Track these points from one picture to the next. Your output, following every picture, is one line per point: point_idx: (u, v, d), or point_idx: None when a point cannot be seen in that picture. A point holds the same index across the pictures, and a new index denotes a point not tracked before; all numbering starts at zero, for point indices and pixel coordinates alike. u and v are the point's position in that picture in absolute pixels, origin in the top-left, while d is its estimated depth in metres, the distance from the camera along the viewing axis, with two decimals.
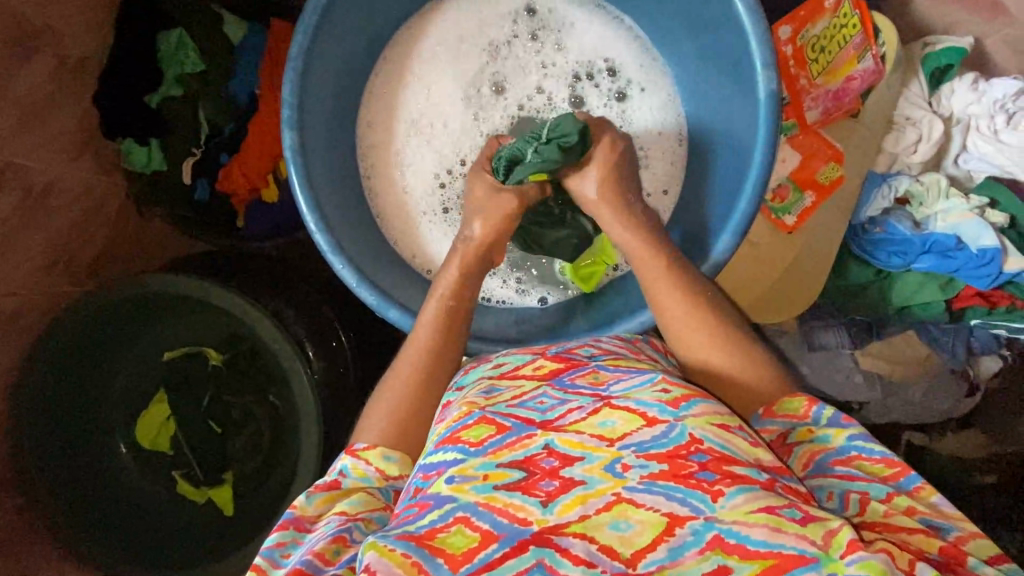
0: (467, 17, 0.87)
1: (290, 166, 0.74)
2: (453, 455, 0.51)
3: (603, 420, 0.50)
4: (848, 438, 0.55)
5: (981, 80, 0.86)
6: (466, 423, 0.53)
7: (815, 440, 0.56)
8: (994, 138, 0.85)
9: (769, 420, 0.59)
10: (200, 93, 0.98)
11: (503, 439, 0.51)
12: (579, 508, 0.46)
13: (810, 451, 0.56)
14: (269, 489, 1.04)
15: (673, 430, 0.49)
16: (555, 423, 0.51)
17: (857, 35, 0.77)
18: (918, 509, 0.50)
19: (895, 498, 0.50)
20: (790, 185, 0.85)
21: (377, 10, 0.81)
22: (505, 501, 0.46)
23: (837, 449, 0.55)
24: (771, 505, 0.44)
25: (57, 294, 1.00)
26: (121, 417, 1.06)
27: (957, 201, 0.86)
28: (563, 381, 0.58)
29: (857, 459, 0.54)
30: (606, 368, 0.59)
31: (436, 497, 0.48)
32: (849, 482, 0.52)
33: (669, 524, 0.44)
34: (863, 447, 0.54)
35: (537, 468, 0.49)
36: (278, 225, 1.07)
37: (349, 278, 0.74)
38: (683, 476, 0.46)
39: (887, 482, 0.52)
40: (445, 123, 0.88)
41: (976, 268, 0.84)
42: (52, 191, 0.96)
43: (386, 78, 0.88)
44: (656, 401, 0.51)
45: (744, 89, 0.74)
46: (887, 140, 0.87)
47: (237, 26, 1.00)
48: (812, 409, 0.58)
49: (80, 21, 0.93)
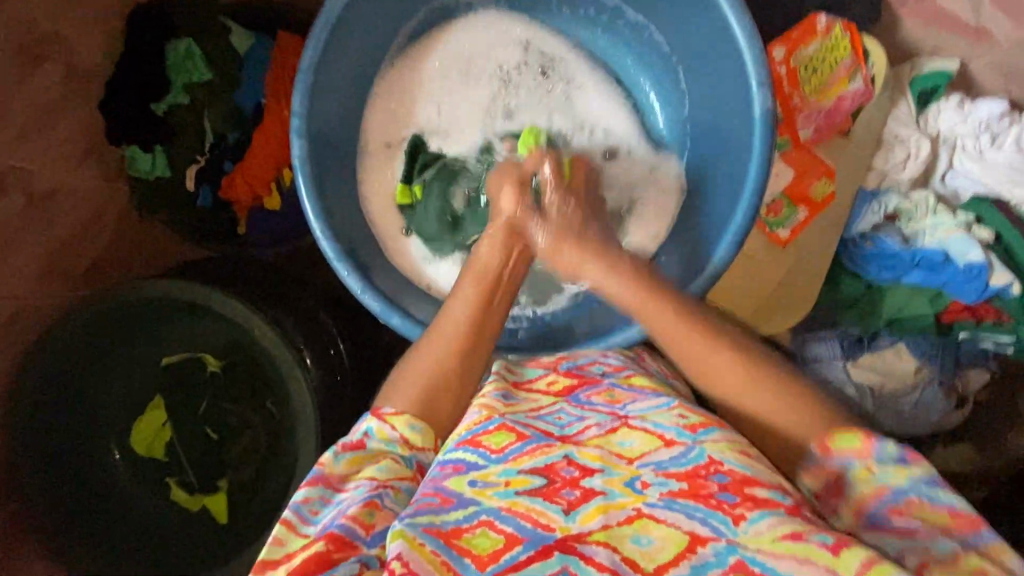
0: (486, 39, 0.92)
1: (298, 173, 0.75)
2: (474, 457, 0.53)
3: (622, 440, 0.56)
4: (910, 480, 0.52)
5: (966, 102, 0.89)
6: (487, 427, 0.56)
7: (874, 477, 0.53)
8: (980, 157, 0.88)
9: (825, 458, 0.55)
10: (207, 102, 0.99)
11: (523, 446, 0.54)
12: (601, 517, 0.48)
13: (867, 492, 0.53)
14: (262, 499, 1.04)
15: (691, 451, 0.53)
16: (574, 438, 0.56)
17: (847, 57, 0.82)
18: (990, 571, 0.46)
19: (964, 557, 0.47)
20: (785, 200, 0.86)
21: (388, 23, 0.83)
22: (528, 507, 0.48)
23: (893, 490, 0.52)
24: (798, 531, 0.45)
25: (55, 299, 1.00)
26: (113, 425, 1.05)
27: (944, 217, 0.87)
28: (578, 398, 0.64)
29: (918, 504, 0.51)
30: (620, 387, 0.65)
31: (459, 496, 0.50)
32: (911, 537, 0.50)
33: (691, 542, 0.46)
34: (926, 491, 0.51)
35: (558, 476, 0.51)
36: (277, 233, 1.08)
37: (354, 284, 0.75)
38: (703, 496, 0.48)
39: (953, 536, 0.49)
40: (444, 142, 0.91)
41: (964, 283, 0.86)
42: (56, 196, 0.96)
43: (397, 85, 0.89)
44: (674, 425, 0.56)
45: (740, 105, 0.76)
46: (877, 158, 0.89)
47: (243, 37, 1.01)
48: (873, 446, 0.54)
49: (91, 30, 0.95)
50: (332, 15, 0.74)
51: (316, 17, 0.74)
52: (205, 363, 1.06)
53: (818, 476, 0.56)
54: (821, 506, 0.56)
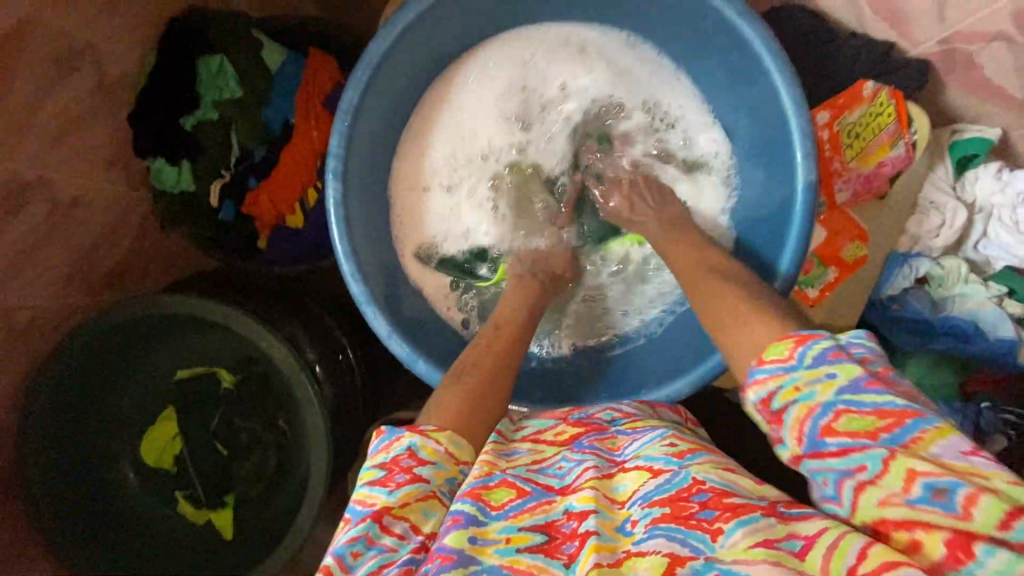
0: (517, 52, 0.87)
1: (331, 212, 0.74)
2: (471, 510, 0.52)
3: (617, 485, 0.56)
4: (834, 390, 0.46)
5: (1005, 170, 0.86)
6: (487, 483, 0.55)
7: (800, 398, 0.48)
8: (1015, 228, 0.85)
9: (760, 370, 0.51)
10: (235, 119, 0.99)
11: (523, 503, 0.54)
12: (593, 556, 0.48)
13: (800, 409, 0.47)
14: (270, 516, 1.05)
15: (677, 476, 0.53)
16: (571, 487, 0.56)
17: (891, 124, 0.79)
18: (919, 472, 0.41)
19: (891, 471, 0.42)
20: (815, 259, 0.85)
21: (438, 52, 0.84)
22: (529, 564, 0.49)
23: (822, 405, 0.46)
24: (770, 538, 0.45)
25: (73, 308, 1.00)
26: (129, 433, 1.06)
27: (976, 287, 0.87)
28: (582, 444, 0.63)
29: (846, 412, 0.45)
30: (623, 432, 0.65)
31: (458, 553, 0.49)
32: (844, 461, 0.45)
33: (670, 563, 0.46)
34: (853, 398, 0.45)
35: (558, 532, 0.52)
36: (298, 252, 1.07)
37: (381, 328, 0.74)
38: (684, 517, 0.48)
39: (880, 439, 0.44)
40: (476, 165, 0.89)
41: (995, 356, 0.84)
42: (80, 205, 0.96)
43: (420, 116, 0.88)
44: (662, 455, 0.56)
45: (783, 167, 0.75)
46: (910, 222, 0.87)
47: (275, 54, 1.00)
48: (797, 348, 0.49)
49: (124, 41, 0.93)
50: (378, 51, 0.74)
51: (361, 54, 0.74)
52: (220, 379, 1.05)
53: (755, 391, 0.51)
54: (766, 434, 0.51)
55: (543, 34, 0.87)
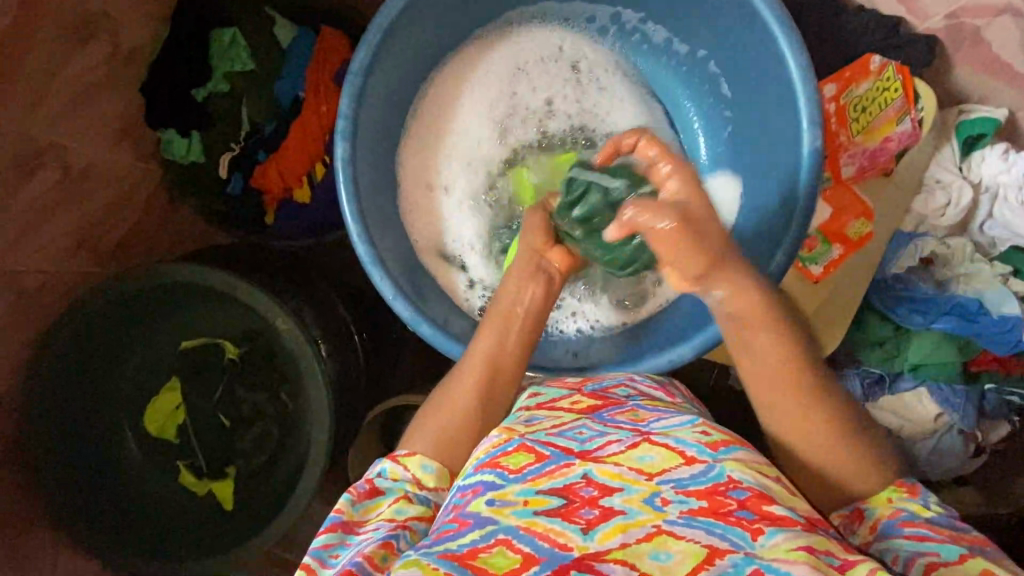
0: (526, 45, 0.90)
1: (339, 174, 0.75)
2: (491, 478, 0.54)
3: (642, 455, 0.55)
4: (922, 509, 0.54)
5: (1011, 151, 0.85)
6: (506, 449, 0.56)
7: (888, 504, 0.55)
8: (1021, 208, 0.86)
9: (849, 491, 0.58)
10: (246, 92, 1.00)
11: (542, 467, 0.54)
12: (620, 536, 0.48)
13: (883, 514, 0.55)
14: (271, 487, 1.06)
15: (712, 469, 0.52)
16: (593, 454, 0.55)
17: (898, 99, 0.80)
18: (996, 574, 0.47)
19: (968, 559, 0.48)
20: (819, 236, 0.85)
21: (441, 28, 0.83)
22: (546, 527, 0.49)
23: (909, 514, 0.54)
24: (812, 546, 0.46)
25: (82, 276, 1.01)
26: (133, 403, 1.07)
27: (981, 266, 0.87)
28: (602, 416, 0.63)
29: (929, 524, 0.53)
30: (644, 408, 0.65)
31: (476, 517, 0.50)
32: (919, 544, 0.51)
33: (709, 554, 0.46)
34: (936, 518, 0.54)
35: (576, 496, 0.52)
36: (304, 227, 1.08)
37: (386, 290, 0.74)
38: (722, 513, 0.49)
39: (960, 544, 0.50)
40: (490, 156, 0.89)
41: (997, 335, 0.84)
42: (90, 173, 0.97)
43: (420, 119, 0.88)
44: (695, 442, 0.56)
45: (787, 139, 0.75)
46: (915, 202, 0.87)
47: (286, 29, 1.01)
48: (898, 488, 0.57)
49: (138, 12, 0.94)
50: (386, 18, 0.74)
51: (370, 21, 0.74)
52: (223, 350, 1.06)
53: (836, 508, 0.58)
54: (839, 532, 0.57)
55: (533, 38, 0.90)
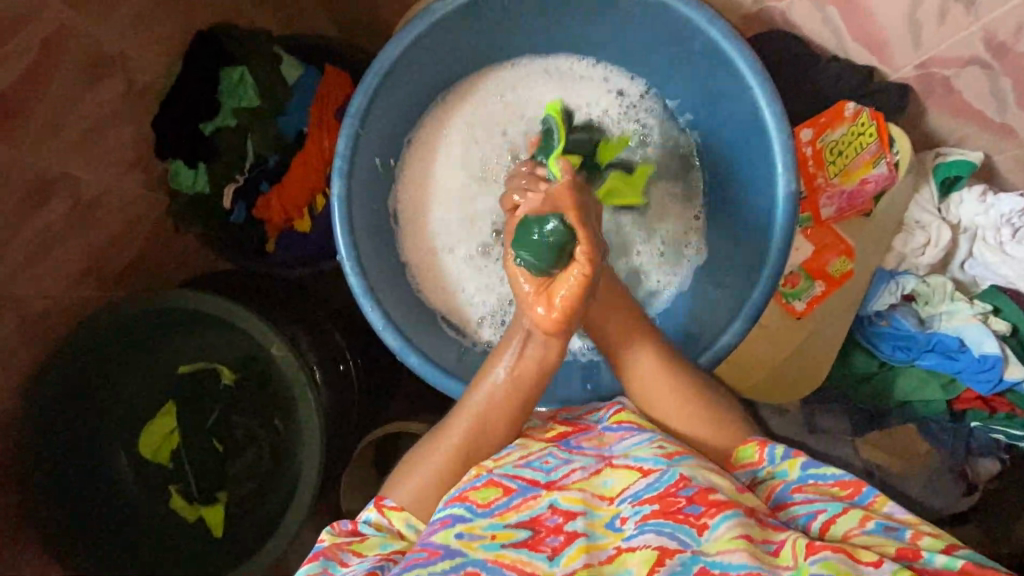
0: (502, 105, 0.92)
1: (334, 207, 0.78)
2: (461, 511, 0.55)
3: (604, 480, 0.57)
4: (801, 468, 0.60)
5: (989, 194, 0.88)
6: (474, 484, 0.57)
7: (775, 476, 0.60)
8: (999, 249, 0.88)
9: (733, 472, 0.63)
10: (252, 127, 1.04)
11: (510, 501, 0.55)
12: (583, 556, 0.50)
13: (772, 486, 0.60)
14: (264, 514, 1.06)
15: (665, 474, 0.54)
16: (558, 483, 0.56)
17: (873, 143, 0.83)
18: (873, 516, 0.54)
19: (851, 510, 0.54)
20: (802, 273, 0.88)
21: (426, 80, 0.86)
22: (513, 558, 0.50)
23: (795, 479, 0.59)
24: (751, 534, 0.49)
25: (84, 300, 1.04)
26: (128, 428, 1.08)
27: (962, 304, 0.88)
28: (569, 443, 0.64)
29: (813, 484, 0.58)
30: (609, 429, 0.65)
31: (445, 548, 0.52)
32: (811, 508, 0.56)
33: (659, 555, 0.48)
34: (817, 473, 0.59)
35: (543, 527, 0.52)
36: (305, 255, 1.11)
37: (376, 321, 0.77)
38: (672, 512, 0.51)
39: (843, 499, 0.56)
40: (488, 211, 0.92)
41: (976, 373, 0.87)
42: (100, 203, 1.00)
43: (419, 153, 0.92)
44: (652, 455, 0.57)
45: (764, 180, 0.77)
46: (895, 240, 0.90)
47: (293, 68, 1.07)
48: (764, 451, 0.62)
49: (152, 51, 0.99)
50: (383, 66, 0.78)
51: (368, 66, 0.78)
52: (219, 374, 1.07)
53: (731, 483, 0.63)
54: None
55: (531, 71, 0.92)
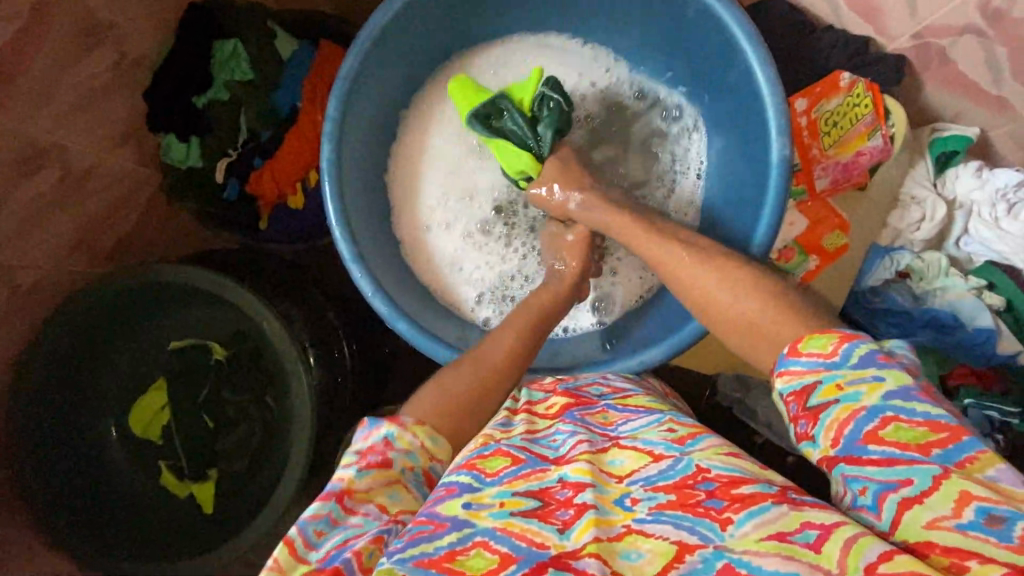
0: (493, 77, 0.93)
1: (323, 171, 0.77)
2: (467, 480, 0.54)
3: (613, 459, 0.57)
4: (882, 396, 0.48)
5: (984, 169, 0.89)
6: (482, 453, 0.57)
7: (843, 398, 0.50)
8: (995, 225, 0.88)
9: (793, 359, 0.53)
10: (245, 101, 1.04)
11: (517, 471, 0.55)
12: (593, 531, 0.48)
13: (845, 412, 0.49)
14: (254, 491, 1.06)
15: (679, 462, 0.54)
16: (566, 458, 0.57)
17: (868, 114, 0.83)
18: (973, 495, 0.43)
19: (943, 485, 0.44)
20: (797, 247, 0.87)
21: (418, 50, 0.86)
22: (522, 527, 0.49)
23: (868, 409, 0.48)
24: (783, 531, 0.45)
25: (75, 274, 1.03)
26: (119, 403, 1.07)
27: (955, 279, 0.90)
28: (573, 416, 0.64)
29: (895, 420, 0.47)
30: (614, 408, 0.66)
31: (452, 520, 0.50)
32: (887, 469, 0.47)
33: (678, 552, 0.46)
34: (903, 407, 0.48)
35: (552, 499, 0.52)
36: (298, 230, 1.10)
37: (365, 287, 0.76)
38: (690, 505, 0.49)
39: (930, 456, 0.46)
40: (481, 183, 0.92)
41: (973, 347, 0.88)
42: (91, 176, 1.00)
43: (411, 124, 0.92)
44: (662, 439, 0.57)
45: (758, 148, 0.77)
46: (891, 216, 0.90)
47: (287, 43, 1.07)
48: (843, 346, 0.51)
49: (145, 22, 0.98)
50: (375, 29, 0.77)
51: (360, 29, 0.77)
52: (211, 351, 1.06)
53: (786, 383, 0.53)
54: (795, 429, 0.53)
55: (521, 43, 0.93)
